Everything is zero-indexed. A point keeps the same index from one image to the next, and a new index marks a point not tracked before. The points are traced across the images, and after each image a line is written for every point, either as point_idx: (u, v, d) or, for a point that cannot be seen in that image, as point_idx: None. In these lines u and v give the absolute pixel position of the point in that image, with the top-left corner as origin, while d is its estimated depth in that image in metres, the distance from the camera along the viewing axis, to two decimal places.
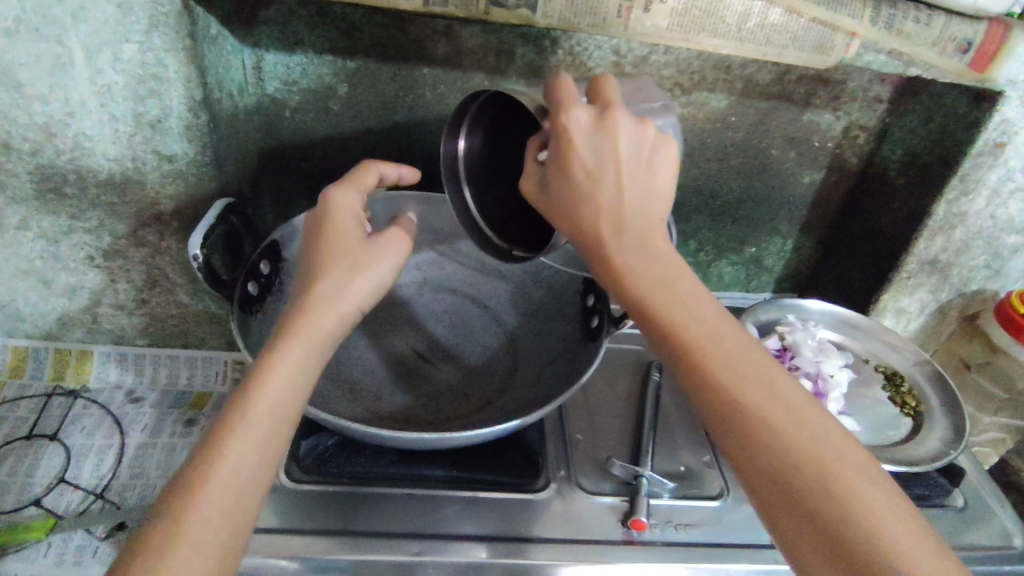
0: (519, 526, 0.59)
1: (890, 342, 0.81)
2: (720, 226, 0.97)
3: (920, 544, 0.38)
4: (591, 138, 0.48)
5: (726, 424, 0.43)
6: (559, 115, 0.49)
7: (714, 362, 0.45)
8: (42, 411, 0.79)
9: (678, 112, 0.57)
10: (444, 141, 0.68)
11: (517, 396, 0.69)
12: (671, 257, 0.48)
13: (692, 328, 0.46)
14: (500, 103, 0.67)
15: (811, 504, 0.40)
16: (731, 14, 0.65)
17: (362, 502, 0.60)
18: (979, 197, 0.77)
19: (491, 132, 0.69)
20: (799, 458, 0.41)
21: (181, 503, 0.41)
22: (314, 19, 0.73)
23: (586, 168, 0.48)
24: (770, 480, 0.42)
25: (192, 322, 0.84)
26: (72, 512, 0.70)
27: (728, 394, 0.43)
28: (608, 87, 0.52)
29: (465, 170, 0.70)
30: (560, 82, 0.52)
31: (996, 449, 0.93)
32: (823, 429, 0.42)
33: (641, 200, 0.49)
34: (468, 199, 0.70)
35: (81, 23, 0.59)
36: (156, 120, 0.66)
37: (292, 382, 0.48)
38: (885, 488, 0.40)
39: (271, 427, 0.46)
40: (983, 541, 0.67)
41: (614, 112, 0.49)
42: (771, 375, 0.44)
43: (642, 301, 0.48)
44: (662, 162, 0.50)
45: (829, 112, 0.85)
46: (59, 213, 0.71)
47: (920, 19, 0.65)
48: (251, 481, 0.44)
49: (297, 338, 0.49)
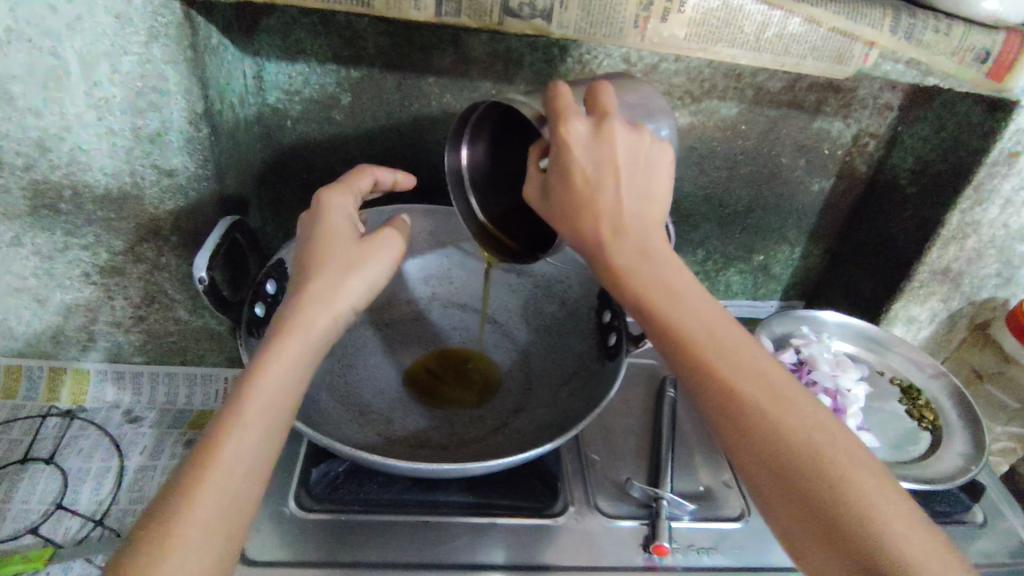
0: (538, 554, 0.58)
1: (906, 353, 0.80)
2: (728, 235, 0.95)
3: (905, 521, 0.39)
4: (590, 147, 0.48)
5: (719, 413, 0.44)
6: (557, 127, 0.48)
7: (705, 351, 0.45)
8: (38, 432, 0.77)
9: (673, 114, 0.58)
10: (447, 153, 0.66)
11: (532, 416, 0.67)
12: (669, 258, 0.49)
13: (684, 319, 0.46)
14: (500, 111, 0.66)
15: (804, 491, 0.41)
16: (749, 23, 0.63)
17: (375, 531, 0.58)
18: (994, 206, 0.76)
19: (493, 142, 0.67)
20: (791, 443, 0.42)
21: (168, 522, 0.40)
22: (316, 27, 0.71)
23: (586, 176, 0.48)
24: (763, 467, 0.42)
25: (192, 339, 0.82)
26: (71, 539, 0.67)
27: (721, 384, 0.44)
28: (605, 93, 0.51)
29: (470, 179, 0.67)
30: (557, 90, 0.51)
31: (1008, 458, 0.88)
32: (814, 416, 0.43)
33: (639, 205, 0.50)
34: (475, 207, 0.68)
35: (77, 33, 0.57)
36: (155, 134, 0.64)
37: (285, 382, 0.47)
38: (876, 473, 0.41)
39: (261, 432, 0.45)
40: (1003, 557, 0.66)
41: (612, 120, 0.48)
42: (761, 364, 0.45)
43: (637, 298, 0.48)
44: (659, 166, 0.50)
45: (839, 120, 0.84)
46: (54, 230, 0.69)
47: (940, 28, 0.64)
48: (241, 496, 0.43)
49: (289, 341, 0.48)
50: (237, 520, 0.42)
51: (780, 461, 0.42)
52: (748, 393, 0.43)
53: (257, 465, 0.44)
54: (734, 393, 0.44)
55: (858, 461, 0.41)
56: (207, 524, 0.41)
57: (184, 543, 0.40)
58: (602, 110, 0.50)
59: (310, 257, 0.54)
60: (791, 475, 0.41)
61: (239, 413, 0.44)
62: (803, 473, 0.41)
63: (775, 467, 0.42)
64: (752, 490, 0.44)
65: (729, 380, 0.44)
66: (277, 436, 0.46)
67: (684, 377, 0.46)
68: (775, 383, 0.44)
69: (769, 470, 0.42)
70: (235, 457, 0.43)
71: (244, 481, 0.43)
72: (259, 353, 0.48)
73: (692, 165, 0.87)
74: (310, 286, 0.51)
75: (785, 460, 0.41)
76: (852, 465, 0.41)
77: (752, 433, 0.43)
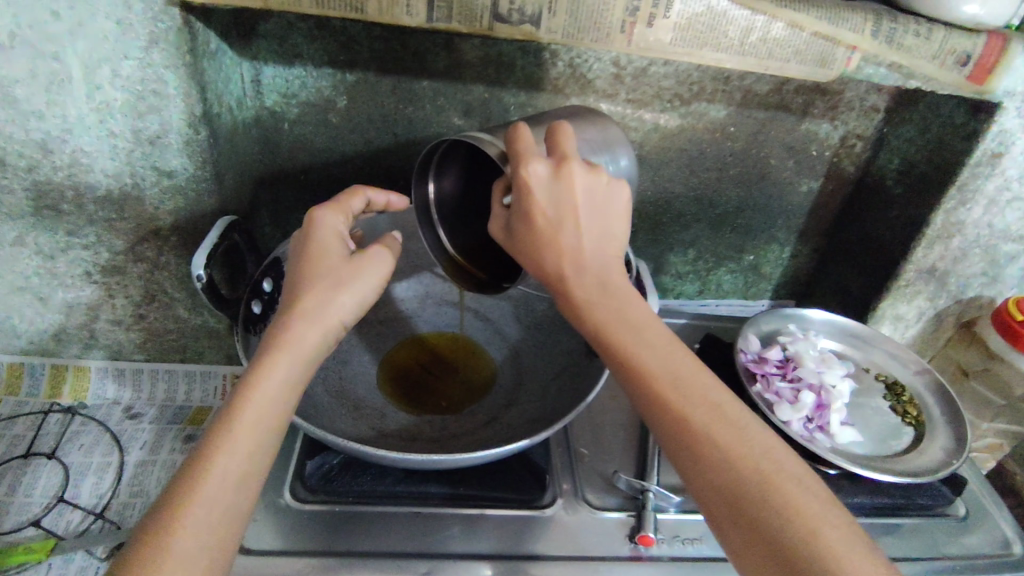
0: (526, 543, 0.59)
1: (890, 350, 0.81)
2: (719, 235, 0.97)
3: (851, 545, 0.41)
4: (550, 188, 0.52)
5: (675, 440, 0.47)
6: (520, 168, 0.51)
7: (662, 382, 0.49)
8: (40, 428, 0.78)
9: (632, 149, 0.64)
10: (415, 189, 0.69)
11: (521, 410, 0.69)
12: (626, 292, 0.53)
13: (644, 352, 0.50)
14: (466, 147, 0.70)
15: (756, 516, 0.43)
16: (733, 28, 0.65)
17: (367, 522, 0.60)
18: (977, 207, 0.77)
19: (458, 175, 0.71)
20: (742, 470, 0.44)
21: (166, 523, 0.42)
22: (313, 32, 0.73)
23: (547, 217, 0.52)
24: (717, 490, 0.45)
25: (191, 336, 0.83)
26: (72, 532, 0.69)
27: (678, 415, 0.47)
28: (566, 136, 0.55)
29: (437, 213, 0.71)
30: (518, 132, 0.54)
31: (993, 454, 0.93)
32: (765, 445, 0.46)
33: (598, 242, 0.54)
34: (444, 239, 0.72)
35: (79, 39, 0.58)
36: (155, 136, 0.66)
37: (273, 402, 0.49)
38: (823, 501, 0.43)
39: (252, 451, 0.46)
40: (983, 549, 0.67)
41: (571, 162, 0.52)
42: (715, 397, 0.48)
43: (600, 331, 0.52)
44: (616, 205, 0.54)
45: (827, 121, 0.85)
46: (56, 230, 0.71)
47: (920, 32, 0.66)
48: (231, 511, 0.44)
49: (280, 355, 0.50)
50: (230, 522, 0.44)
51: (733, 485, 0.44)
52: (702, 423, 0.47)
53: (246, 484, 0.45)
54: (689, 422, 0.47)
55: (806, 488, 0.44)
56: (202, 523, 0.42)
57: (180, 541, 0.41)
58: (563, 151, 0.53)
59: (300, 274, 0.56)
60: (743, 499, 0.44)
61: (231, 423, 0.46)
62: (752, 497, 0.43)
63: (728, 491, 0.44)
64: (709, 518, 0.46)
65: (684, 411, 0.47)
66: (267, 456, 0.47)
67: (644, 407, 0.49)
68: (729, 414, 0.47)
69: (723, 492, 0.44)
70: (225, 471, 0.45)
71: (239, 485, 0.45)
72: (248, 368, 0.50)
73: (682, 166, 0.89)
74: (302, 302, 0.53)
75: (737, 484, 0.44)
76: (799, 491, 0.43)
77: (705, 458, 0.45)
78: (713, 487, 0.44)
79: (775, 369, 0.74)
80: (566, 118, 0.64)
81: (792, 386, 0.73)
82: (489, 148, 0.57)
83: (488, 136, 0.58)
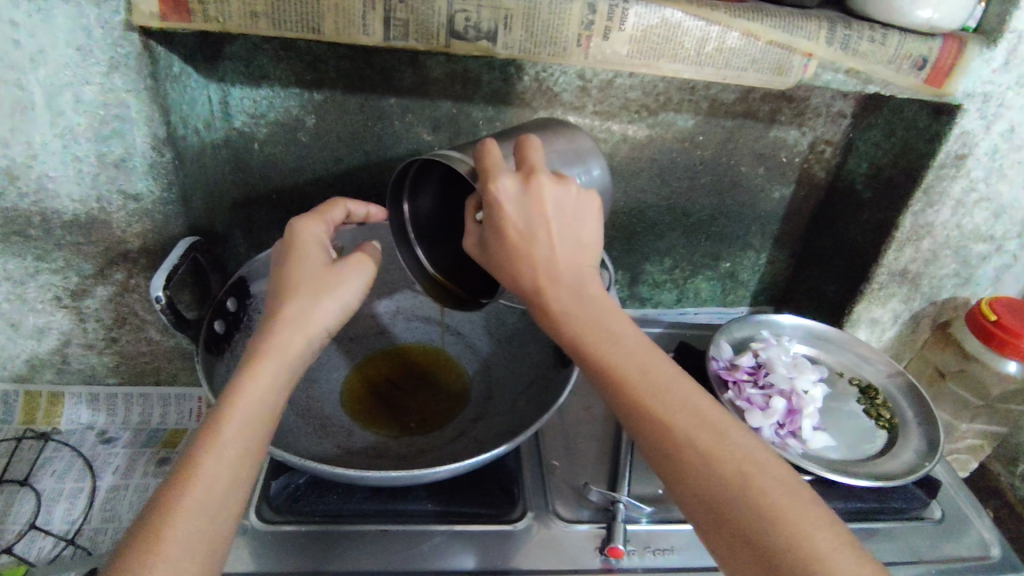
0: (498, 559, 0.59)
1: (862, 353, 0.82)
2: (695, 243, 0.97)
3: (832, 544, 0.41)
4: (520, 202, 0.52)
5: (655, 448, 0.47)
6: (489, 183, 0.52)
7: (640, 390, 0.49)
8: (12, 455, 0.78)
9: (604, 157, 0.65)
10: (390, 210, 0.69)
11: (491, 424, 0.69)
12: (602, 301, 0.53)
13: (620, 360, 0.50)
14: (440, 167, 0.70)
15: (738, 519, 0.42)
16: (689, 39, 0.65)
17: (335, 541, 0.59)
18: (945, 208, 0.78)
19: (434, 193, 0.72)
20: (721, 475, 0.44)
21: (149, 539, 0.41)
22: (278, 53, 0.74)
23: (519, 230, 0.52)
24: (701, 494, 0.44)
25: (164, 358, 0.83)
26: (44, 558, 0.68)
27: (656, 421, 0.47)
28: (533, 148, 0.55)
29: (413, 231, 0.71)
30: (487, 148, 0.54)
31: (975, 455, 0.93)
32: (743, 448, 0.46)
33: (571, 253, 0.54)
34: (421, 258, 0.72)
35: (40, 66, 0.59)
36: (120, 160, 0.66)
37: (255, 411, 0.48)
38: (807, 504, 0.43)
39: (235, 463, 0.46)
40: (959, 551, 0.67)
41: (539, 175, 0.52)
42: (692, 401, 0.48)
43: (577, 341, 0.52)
44: (587, 216, 0.55)
45: (795, 128, 0.86)
46: (24, 255, 0.71)
47: (875, 38, 0.67)
48: (214, 524, 0.43)
49: (260, 369, 0.49)
50: (215, 541, 0.43)
51: (715, 491, 0.44)
52: (681, 428, 0.46)
53: (231, 499, 0.44)
54: (669, 427, 0.47)
55: (787, 490, 0.43)
56: (187, 540, 0.42)
57: (165, 557, 0.40)
58: (530, 165, 0.54)
59: (275, 288, 0.55)
60: (725, 503, 0.43)
61: (212, 437, 0.46)
62: (734, 500, 0.43)
63: (709, 496, 0.44)
64: (694, 524, 0.46)
65: (663, 417, 0.47)
66: (250, 469, 0.47)
67: (624, 415, 0.49)
68: (708, 418, 0.47)
69: (703, 498, 0.44)
70: (208, 485, 0.44)
71: (223, 499, 0.44)
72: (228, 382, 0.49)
73: (653, 176, 0.89)
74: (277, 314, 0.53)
75: (717, 488, 0.44)
76: (779, 492, 0.43)
77: (685, 463, 0.45)
78: (695, 492, 0.44)
79: (746, 375, 0.74)
80: (536, 131, 0.64)
81: (763, 392, 0.72)
82: (459, 165, 0.57)
83: (458, 154, 0.59)
